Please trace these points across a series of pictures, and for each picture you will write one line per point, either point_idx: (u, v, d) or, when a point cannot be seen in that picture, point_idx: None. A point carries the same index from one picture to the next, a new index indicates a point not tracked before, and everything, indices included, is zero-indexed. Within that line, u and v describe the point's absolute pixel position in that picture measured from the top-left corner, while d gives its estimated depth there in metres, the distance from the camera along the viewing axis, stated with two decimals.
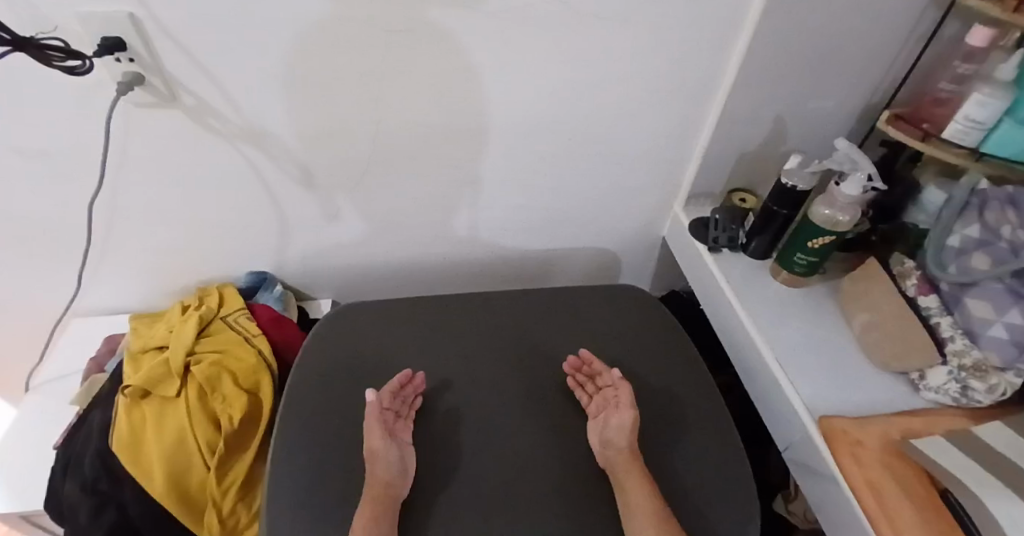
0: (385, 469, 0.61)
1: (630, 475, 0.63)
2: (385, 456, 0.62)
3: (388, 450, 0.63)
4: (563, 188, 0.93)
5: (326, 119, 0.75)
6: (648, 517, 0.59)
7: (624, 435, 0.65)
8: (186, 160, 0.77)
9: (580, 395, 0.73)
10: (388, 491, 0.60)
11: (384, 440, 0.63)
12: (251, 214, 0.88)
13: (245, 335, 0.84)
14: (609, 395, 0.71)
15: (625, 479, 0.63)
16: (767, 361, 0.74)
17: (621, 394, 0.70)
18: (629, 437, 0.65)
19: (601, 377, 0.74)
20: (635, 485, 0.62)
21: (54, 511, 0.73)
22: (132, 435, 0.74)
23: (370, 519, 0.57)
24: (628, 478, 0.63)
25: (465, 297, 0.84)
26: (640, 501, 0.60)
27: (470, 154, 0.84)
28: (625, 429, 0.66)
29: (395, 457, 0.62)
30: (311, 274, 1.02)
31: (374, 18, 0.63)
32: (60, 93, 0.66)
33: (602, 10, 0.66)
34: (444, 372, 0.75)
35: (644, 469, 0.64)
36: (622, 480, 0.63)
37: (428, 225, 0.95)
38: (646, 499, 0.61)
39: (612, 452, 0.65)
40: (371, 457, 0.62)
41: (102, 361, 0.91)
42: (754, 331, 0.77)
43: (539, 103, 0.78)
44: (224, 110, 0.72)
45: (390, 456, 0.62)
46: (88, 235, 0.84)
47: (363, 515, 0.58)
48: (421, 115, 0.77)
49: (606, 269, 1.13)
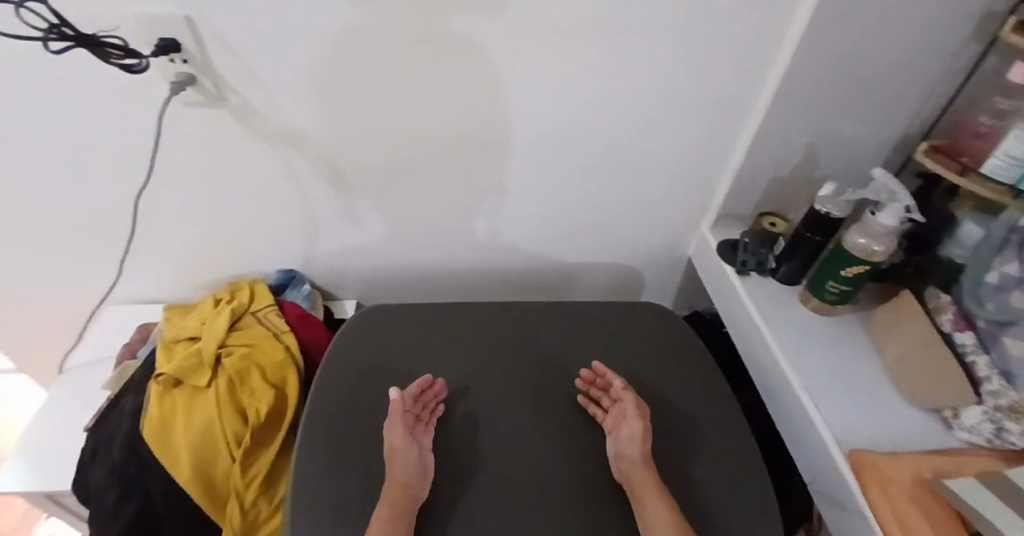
0: (404, 470, 0.62)
1: (645, 490, 0.62)
2: (405, 457, 0.63)
3: (408, 450, 0.64)
4: (590, 202, 0.94)
5: (363, 125, 0.77)
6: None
7: (639, 449, 0.65)
8: (225, 158, 0.80)
9: (592, 409, 0.72)
10: (406, 492, 0.60)
11: (405, 440, 0.64)
12: (283, 213, 0.90)
13: (274, 331, 0.86)
14: (620, 407, 0.70)
15: (642, 495, 0.62)
16: (795, 388, 0.73)
17: (631, 405, 0.70)
18: (643, 450, 0.65)
19: (613, 389, 0.73)
20: (651, 501, 0.61)
21: (80, 491, 0.75)
22: (162, 422, 0.75)
23: (385, 520, 0.58)
24: (645, 497, 0.62)
25: (487, 307, 0.85)
26: (658, 519, 0.60)
27: (497, 163, 0.85)
28: (636, 441, 0.66)
29: (415, 459, 0.63)
30: (335, 274, 1.04)
31: (414, 28, 0.65)
32: (115, 91, 0.70)
33: (635, 29, 0.67)
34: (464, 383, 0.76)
35: (659, 482, 0.64)
36: (639, 492, 0.62)
37: (453, 233, 0.97)
38: (665, 516, 0.60)
39: (627, 465, 0.65)
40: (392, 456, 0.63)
41: (134, 347, 0.93)
42: (781, 357, 0.76)
43: (569, 118, 0.79)
44: (267, 112, 0.74)
45: (409, 457, 0.63)
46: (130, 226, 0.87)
47: (380, 516, 0.59)
48: (455, 125, 0.78)
49: (627, 287, 1.13)
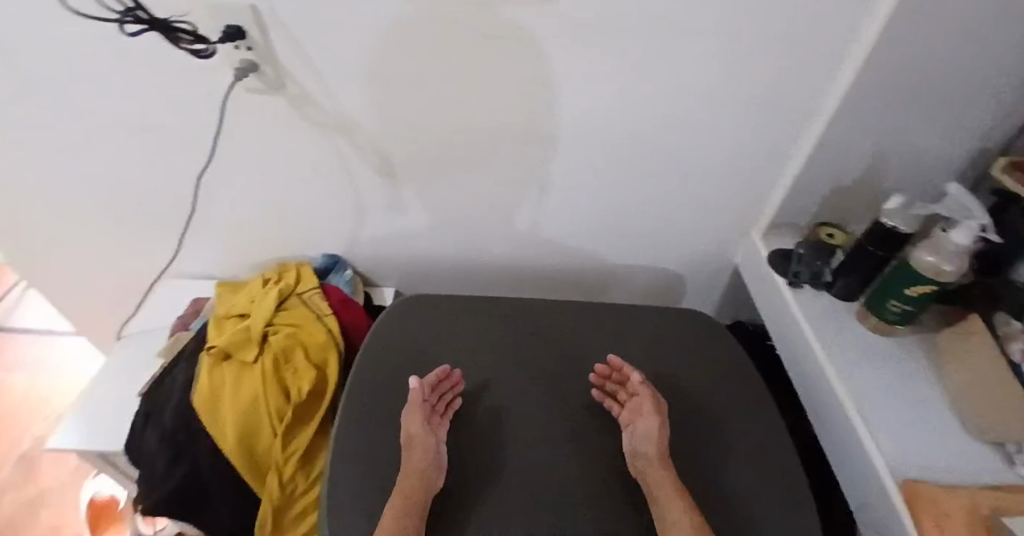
0: (421, 459, 0.63)
1: (664, 490, 0.62)
2: (423, 445, 0.64)
3: (427, 439, 0.65)
4: (635, 203, 0.92)
5: (415, 116, 0.78)
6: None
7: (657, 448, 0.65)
8: (281, 143, 0.82)
9: (608, 402, 0.72)
10: (423, 482, 0.61)
11: (423, 428, 0.66)
12: (333, 199, 0.92)
13: (318, 313, 0.88)
14: (636, 402, 0.69)
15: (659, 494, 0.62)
16: (847, 411, 0.69)
17: (647, 401, 0.69)
18: (659, 448, 0.65)
19: (629, 384, 0.72)
20: (669, 501, 0.61)
21: (132, 453, 0.78)
22: (211, 393, 0.78)
23: (401, 508, 0.59)
24: (664, 496, 0.61)
25: (526, 301, 0.85)
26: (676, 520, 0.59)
27: (542, 160, 0.85)
28: (652, 439, 0.65)
29: (433, 450, 0.64)
30: (378, 261, 1.06)
31: (472, 21, 0.66)
32: (183, 76, 0.73)
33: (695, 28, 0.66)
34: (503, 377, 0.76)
35: (676, 479, 0.63)
36: (657, 492, 0.62)
37: (496, 227, 0.97)
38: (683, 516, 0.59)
39: (643, 462, 0.65)
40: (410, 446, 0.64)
41: (187, 320, 0.97)
42: (834, 377, 0.72)
43: (621, 117, 0.78)
44: (323, 101, 0.76)
45: (428, 446, 0.64)
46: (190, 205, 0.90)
47: (396, 503, 0.60)
48: (505, 119, 0.78)
49: (668, 293, 1.11)
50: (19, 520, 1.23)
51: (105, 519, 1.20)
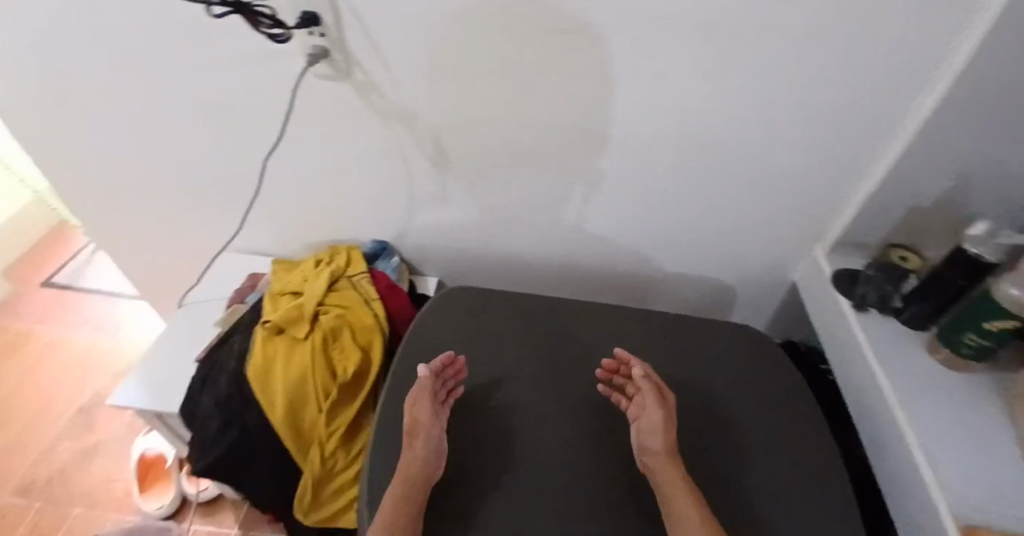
0: (422, 450, 0.64)
1: (674, 488, 0.62)
2: (427, 433, 0.65)
3: (431, 427, 0.66)
4: (691, 211, 0.90)
5: (476, 109, 0.79)
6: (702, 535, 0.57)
7: (664, 442, 0.65)
8: (343, 130, 0.85)
9: (615, 397, 0.72)
10: (424, 471, 0.62)
11: (429, 416, 0.66)
12: (387, 187, 0.94)
13: (365, 297, 0.90)
14: (638, 398, 0.69)
15: (670, 494, 0.61)
16: (910, 448, 0.65)
17: (651, 398, 0.68)
18: (665, 442, 0.65)
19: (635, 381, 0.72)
20: (680, 499, 0.61)
21: (188, 413, 0.83)
22: (264, 365, 0.81)
23: (399, 496, 0.61)
24: (674, 493, 0.61)
25: (572, 307, 0.86)
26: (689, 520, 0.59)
27: (599, 160, 0.84)
28: (655, 434, 0.65)
29: (436, 436, 0.65)
30: (427, 251, 1.07)
31: (539, 15, 0.66)
32: (259, 58, 0.76)
33: (769, 33, 0.64)
34: (545, 381, 0.76)
35: (687, 477, 0.63)
36: (666, 491, 0.62)
37: (546, 225, 0.97)
38: (694, 514, 0.59)
39: (652, 460, 0.64)
40: (413, 432, 0.66)
41: (243, 293, 1.01)
42: (899, 413, 0.68)
43: (683, 121, 0.76)
44: (387, 89, 0.78)
45: (431, 434, 0.65)
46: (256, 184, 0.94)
47: (394, 491, 0.61)
48: (565, 117, 0.78)
49: (715, 305, 1.08)
50: (76, 468, 1.32)
51: (152, 473, 1.28)
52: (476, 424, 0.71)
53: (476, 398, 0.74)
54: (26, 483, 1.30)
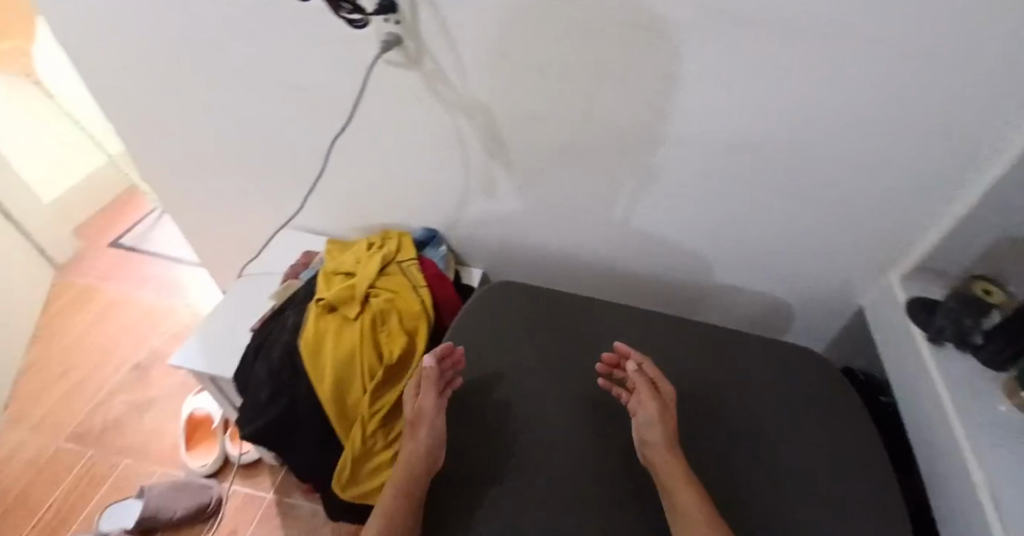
0: (423, 440, 0.68)
1: (675, 479, 0.62)
2: (430, 424, 0.70)
3: (435, 419, 0.70)
4: (753, 224, 0.87)
5: (540, 104, 0.78)
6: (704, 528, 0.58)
7: (662, 434, 0.65)
8: (408, 117, 0.86)
9: (616, 390, 0.73)
10: (424, 459, 0.67)
11: (433, 407, 0.71)
12: (445, 176, 0.95)
13: (414, 283, 0.91)
14: (636, 392, 0.70)
15: (675, 489, 0.62)
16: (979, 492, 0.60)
17: (645, 393, 0.69)
18: (663, 435, 0.65)
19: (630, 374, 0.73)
20: (683, 496, 0.61)
21: (241, 380, 0.87)
22: (315, 341, 0.83)
23: (401, 482, 0.66)
24: (677, 487, 0.62)
25: (619, 318, 0.86)
26: (692, 517, 0.59)
27: (659, 165, 0.82)
28: (654, 427, 0.66)
29: (437, 427, 0.69)
30: (477, 243, 1.08)
31: (615, 12, 0.65)
32: (336, 42, 0.78)
33: (857, 42, 0.61)
34: (586, 393, 0.76)
35: (687, 469, 0.64)
36: (667, 483, 0.63)
37: (599, 226, 0.95)
38: (695, 508, 0.60)
39: (651, 452, 0.65)
40: (416, 419, 0.71)
41: (297, 269, 1.05)
42: (969, 452, 0.63)
43: (753, 129, 0.74)
44: (454, 80, 0.78)
45: (435, 424, 0.70)
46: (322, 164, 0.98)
47: (397, 477, 0.67)
48: (629, 118, 0.77)
49: (768, 323, 1.04)
50: (129, 419, 1.40)
51: (198, 433, 1.35)
52: (516, 426, 0.73)
53: (519, 398, 0.75)
54: (84, 428, 1.39)
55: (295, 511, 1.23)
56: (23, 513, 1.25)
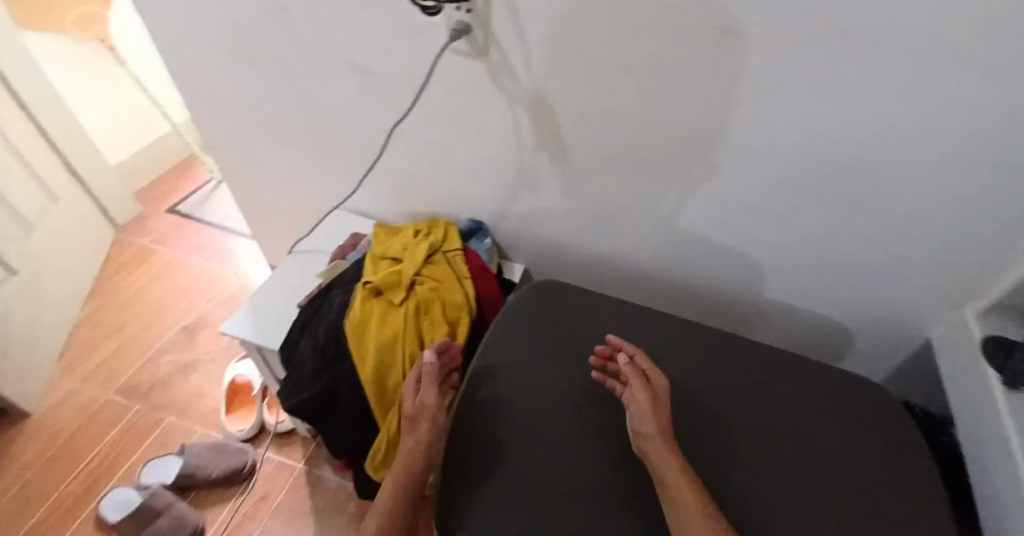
0: (425, 436, 0.72)
1: (671, 472, 0.61)
2: (431, 420, 0.73)
3: (436, 415, 0.73)
4: (813, 242, 0.83)
5: (604, 102, 0.77)
6: (700, 517, 0.57)
7: (656, 423, 0.65)
8: (468, 106, 0.86)
9: (609, 382, 0.73)
10: (425, 454, 0.71)
11: (434, 404, 0.74)
12: (498, 169, 0.95)
13: (458, 273, 0.91)
14: (629, 383, 0.70)
15: (671, 478, 0.61)
16: None
17: (639, 386, 0.69)
18: (658, 426, 0.65)
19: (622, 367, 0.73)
20: (679, 485, 0.60)
21: (286, 354, 0.90)
22: (360, 322, 0.85)
23: (403, 474, 0.70)
24: (671, 476, 0.61)
25: (665, 327, 0.85)
26: (687, 506, 0.59)
27: (719, 174, 0.80)
28: (648, 418, 0.66)
29: (437, 423, 0.73)
30: (522, 239, 1.07)
31: (692, 13, 0.63)
32: (406, 27, 0.79)
33: (952, 62, 0.57)
34: (594, 390, 0.76)
35: (683, 462, 0.63)
36: (662, 475, 0.62)
37: (649, 232, 0.93)
38: (690, 496, 0.59)
39: (646, 443, 0.65)
40: (417, 414, 0.74)
41: (345, 251, 1.07)
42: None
43: (825, 143, 0.70)
44: (519, 72, 0.78)
45: (435, 421, 0.73)
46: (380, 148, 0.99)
47: (398, 469, 0.70)
48: (695, 122, 0.75)
49: (817, 346, 1.00)
50: (175, 379, 1.46)
51: (237, 399, 1.40)
52: (554, 426, 0.72)
53: (555, 398, 0.75)
54: (132, 383, 1.46)
55: (322, 483, 1.27)
56: (72, 457, 1.32)
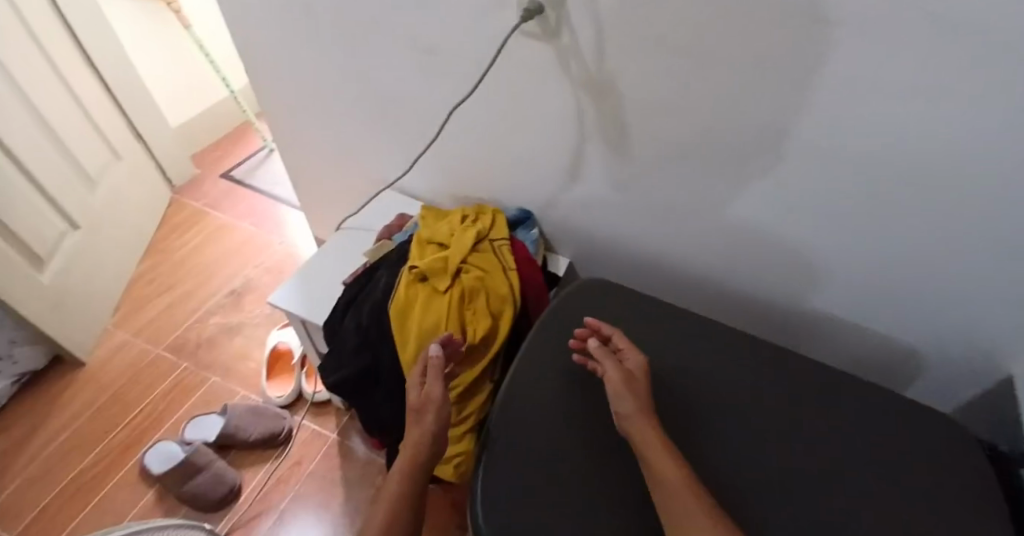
0: (428, 429, 0.72)
1: (653, 450, 0.64)
2: (435, 414, 0.72)
3: (441, 409, 0.73)
4: (883, 259, 0.78)
5: (675, 96, 0.73)
6: (685, 494, 0.59)
7: (633, 404, 0.68)
8: (531, 90, 0.84)
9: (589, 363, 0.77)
10: (430, 447, 0.71)
11: (438, 397, 0.73)
12: (555, 158, 0.92)
13: (504, 264, 0.90)
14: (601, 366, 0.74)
15: (656, 459, 0.63)
16: None
17: (613, 368, 0.72)
18: (634, 403, 0.68)
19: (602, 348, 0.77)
20: (663, 463, 0.62)
21: (330, 331, 0.91)
22: (404, 308, 0.85)
23: (408, 463, 0.71)
24: (654, 453, 0.63)
25: (712, 337, 0.83)
26: (671, 479, 0.61)
27: (788, 181, 0.75)
28: (624, 397, 0.69)
29: (444, 415, 0.73)
30: (569, 232, 1.05)
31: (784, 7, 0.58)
32: (475, 4, 0.76)
33: None
34: (575, 371, 0.79)
35: (664, 438, 0.65)
36: (646, 452, 0.64)
37: (706, 234, 0.90)
38: (674, 474, 0.61)
39: (625, 420, 0.68)
40: (423, 405, 0.74)
41: (391, 231, 1.07)
42: None
43: (910, 160, 0.65)
44: (588, 58, 0.75)
45: (441, 413, 0.73)
46: (439, 128, 0.98)
47: (404, 458, 0.72)
48: (770, 126, 0.70)
49: (872, 366, 0.95)
50: (221, 340, 1.51)
51: (278, 365, 1.43)
52: (593, 426, 0.73)
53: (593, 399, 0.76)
54: (181, 341, 1.52)
55: (353, 455, 1.29)
56: (122, 406, 1.40)
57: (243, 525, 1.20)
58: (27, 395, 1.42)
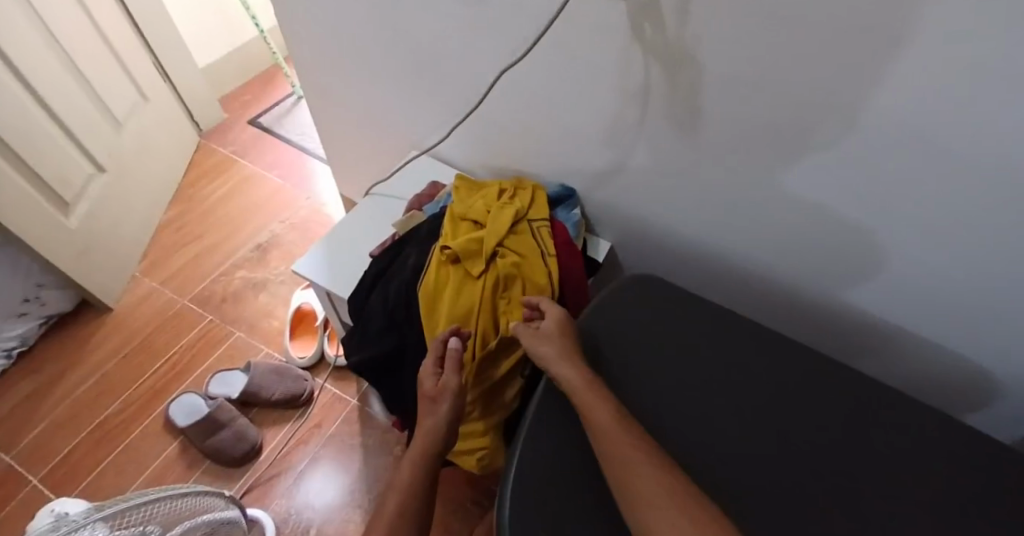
0: (442, 421, 0.70)
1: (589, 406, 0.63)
2: (447, 406, 0.70)
3: (454, 400, 0.71)
4: (969, 282, 0.69)
5: (764, 72, 0.62)
6: (620, 446, 0.59)
7: (555, 353, 0.68)
8: (593, 52, 0.74)
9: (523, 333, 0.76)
10: (443, 439, 0.70)
11: (452, 389, 0.71)
12: (609, 131, 0.83)
13: (543, 249, 0.83)
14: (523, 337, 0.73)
15: (590, 406, 0.62)
16: None
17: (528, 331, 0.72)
18: (555, 355, 0.68)
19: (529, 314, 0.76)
20: (598, 413, 0.62)
21: (355, 306, 0.86)
22: (434, 292, 0.79)
23: (420, 454, 0.70)
24: (588, 405, 0.63)
25: (770, 347, 0.75)
26: (604, 431, 0.60)
27: (876, 184, 0.66)
28: (546, 353, 0.69)
29: (457, 406, 0.71)
30: (613, 214, 0.97)
31: None
32: None
33: None
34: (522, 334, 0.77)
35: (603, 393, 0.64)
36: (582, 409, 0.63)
37: (768, 229, 0.81)
38: (609, 423, 0.60)
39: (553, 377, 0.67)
40: (438, 393, 0.71)
41: (421, 201, 1.00)
42: None
43: None
44: (667, 19, 0.64)
45: (454, 403, 0.71)
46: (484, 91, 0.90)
47: (416, 447, 0.70)
48: (871, 117, 0.60)
49: (932, 387, 0.87)
50: (245, 296, 1.49)
51: (301, 326, 1.41)
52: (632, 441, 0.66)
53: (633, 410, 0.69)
54: (206, 294, 1.50)
55: (373, 423, 1.28)
56: (146, 354, 1.40)
57: (263, 482, 1.20)
58: (56, 337, 1.43)
